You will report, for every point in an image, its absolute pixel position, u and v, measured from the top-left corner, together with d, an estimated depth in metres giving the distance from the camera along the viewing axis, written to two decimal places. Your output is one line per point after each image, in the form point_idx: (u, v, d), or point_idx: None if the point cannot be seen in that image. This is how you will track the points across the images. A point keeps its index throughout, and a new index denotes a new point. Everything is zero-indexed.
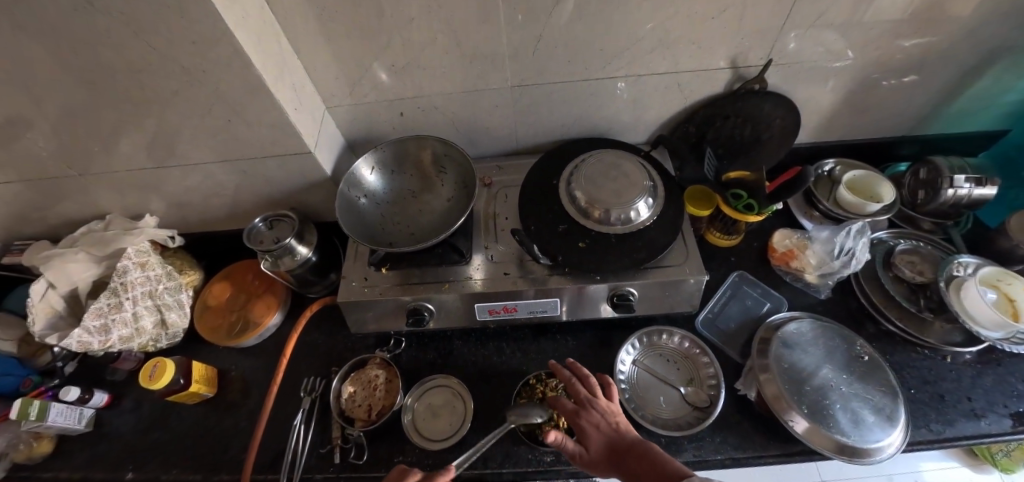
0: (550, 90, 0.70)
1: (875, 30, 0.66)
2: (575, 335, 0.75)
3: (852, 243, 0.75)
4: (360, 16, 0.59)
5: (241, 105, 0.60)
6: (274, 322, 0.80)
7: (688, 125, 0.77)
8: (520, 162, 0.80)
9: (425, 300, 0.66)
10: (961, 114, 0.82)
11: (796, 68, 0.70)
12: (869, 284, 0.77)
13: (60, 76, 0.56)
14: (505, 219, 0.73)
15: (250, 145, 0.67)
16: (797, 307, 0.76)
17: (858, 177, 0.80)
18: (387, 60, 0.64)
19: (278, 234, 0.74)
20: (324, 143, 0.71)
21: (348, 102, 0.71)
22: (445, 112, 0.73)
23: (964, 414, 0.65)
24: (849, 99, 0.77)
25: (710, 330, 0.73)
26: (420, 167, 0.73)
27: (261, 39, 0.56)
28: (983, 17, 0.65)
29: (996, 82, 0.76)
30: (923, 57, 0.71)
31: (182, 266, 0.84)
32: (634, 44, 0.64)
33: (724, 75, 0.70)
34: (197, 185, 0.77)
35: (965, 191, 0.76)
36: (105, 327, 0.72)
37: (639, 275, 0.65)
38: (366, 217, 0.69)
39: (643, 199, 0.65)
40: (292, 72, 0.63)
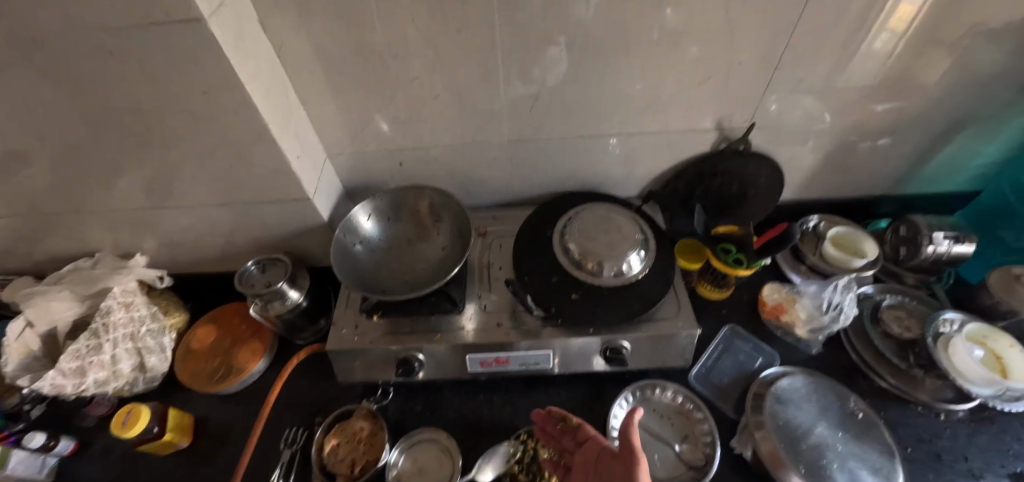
0: (545, 144, 0.73)
1: (849, 97, 0.70)
2: (567, 388, 0.73)
3: (839, 298, 0.77)
4: (366, 72, 0.62)
5: (245, 151, 0.61)
6: (258, 368, 0.78)
7: (677, 181, 0.80)
8: (515, 213, 0.82)
9: (415, 349, 0.65)
10: (933, 176, 0.86)
11: (778, 131, 0.74)
12: (858, 339, 0.77)
13: (68, 118, 0.58)
14: (498, 269, 0.74)
15: (249, 189, 0.68)
16: (789, 361, 0.76)
17: (841, 233, 0.82)
18: (390, 113, 0.67)
19: (270, 279, 0.73)
20: (323, 190, 0.72)
21: (350, 152, 0.73)
22: (443, 163, 0.75)
23: (964, 476, 0.63)
24: (829, 159, 0.81)
25: (703, 385, 0.72)
26: (416, 216, 0.74)
27: (270, 92, 0.58)
28: (948, 88, 0.70)
29: (964, 148, 0.80)
30: (895, 123, 0.75)
31: (167, 307, 0.82)
32: (625, 104, 0.68)
33: (711, 135, 0.74)
34: (192, 227, 0.77)
35: (945, 248, 0.79)
36: (82, 370, 0.70)
37: (632, 328, 0.65)
38: (360, 263, 0.69)
39: (634, 252, 0.67)
40: (297, 122, 0.65)
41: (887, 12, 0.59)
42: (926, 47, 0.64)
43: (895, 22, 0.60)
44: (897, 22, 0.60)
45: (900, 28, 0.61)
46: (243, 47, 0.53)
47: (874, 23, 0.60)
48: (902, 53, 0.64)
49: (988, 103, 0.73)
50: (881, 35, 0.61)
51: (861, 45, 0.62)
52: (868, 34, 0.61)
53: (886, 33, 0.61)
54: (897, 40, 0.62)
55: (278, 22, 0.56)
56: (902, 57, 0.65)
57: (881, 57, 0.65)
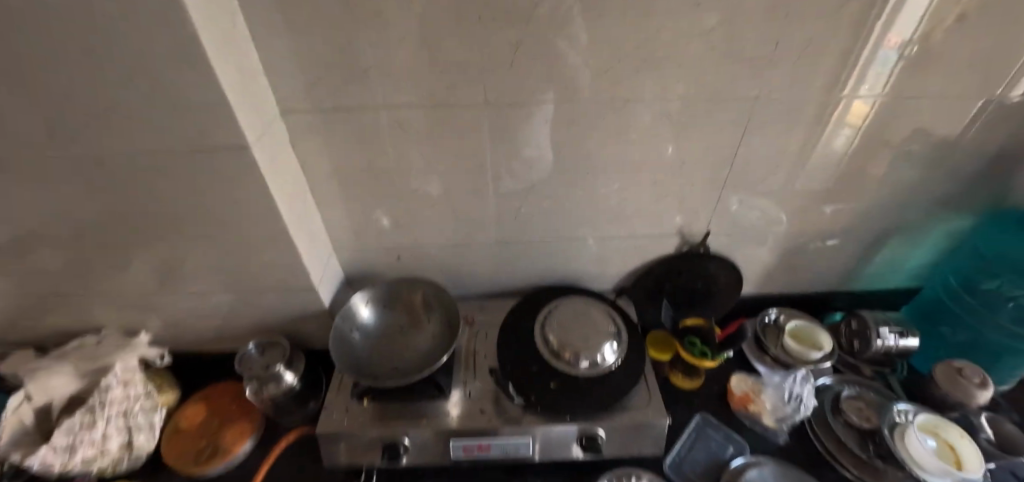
0: (529, 243, 0.82)
1: (792, 206, 0.82)
2: (545, 477, 0.75)
3: (799, 389, 0.82)
4: (376, 182, 0.72)
5: (262, 246, 0.69)
6: (245, 449, 0.80)
7: (647, 278, 0.89)
8: (501, 304, 0.89)
9: (401, 434, 0.69)
10: (875, 276, 0.96)
11: (733, 235, 0.85)
12: (822, 431, 0.82)
13: (110, 213, 0.66)
14: (483, 356, 0.80)
15: (260, 278, 0.75)
16: (758, 451, 0.79)
17: (799, 327, 0.90)
18: (393, 214, 0.77)
19: (268, 361, 0.78)
20: (327, 279, 0.80)
21: (353, 246, 0.81)
22: (437, 256, 0.84)
23: None
24: (781, 259, 0.92)
25: (678, 474, 0.75)
26: (410, 305, 0.81)
27: (293, 199, 0.68)
28: (875, 199, 0.82)
29: (897, 252, 0.92)
30: (834, 229, 0.87)
31: (161, 384, 0.86)
32: (599, 210, 0.78)
33: (674, 238, 0.84)
34: (199, 308, 0.82)
35: (892, 341, 0.87)
36: (72, 447, 0.72)
37: (606, 417, 0.70)
38: (355, 349, 0.75)
39: (608, 343, 0.74)
40: (311, 221, 0.74)
41: (841, 111, 0.68)
42: (874, 146, 0.74)
43: (851, 119, 0.69)
44: (853, 119, 0.69)
45: (856, 125, 0.70)
46: (277, 164, 0.63)
47: (830, 121, 0.69)
48: (855, 149, 0.74)
49: (910, 214, 0.85)
50: (842, 130, 0.71)
51: (819, 141, 0.72)
52: (826, 131, 0.70)
53: (844, 129, 0.71)
54: (853, 138, 0.72)
55: (307, 143, 0.67)
56: (857, 156, 0.75)
57: (838, 154, 0.74)
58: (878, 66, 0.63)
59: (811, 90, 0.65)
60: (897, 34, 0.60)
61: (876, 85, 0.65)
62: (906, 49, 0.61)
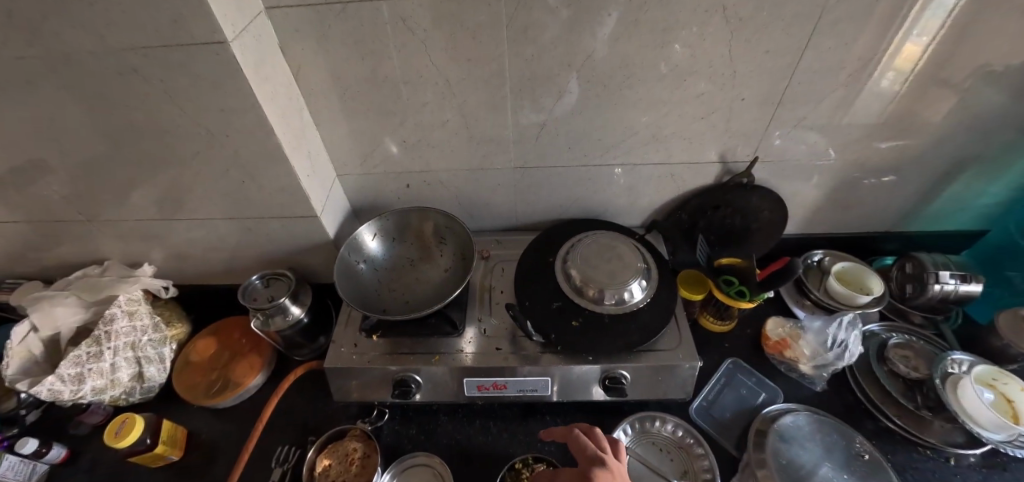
0: (551, 172, 0.74)
1: (854, 134, 0.71)
2: (565, 416, 0.72)
3: (844, 335, 0.75)
4: (379, 98, 0.64)
5: (257, 169, 0.63)
6: (256, 383, 0.78)
7: (680, 212, 0.80)
8: (519, 239, 0.82)
9: (413, 371, 0.65)
10: (937, 215, 0.86)
11: (781, 166, 0.75)
12: (865, 380, 0.75)
13: (89, 131, 0.60)
14: (500, 292, 0.74)
15: (258, 205, 0.69)
16: (792, 399, 0.74)
17: (847, 268, 0.82)
18: (400, 136, 0.69)
19: (273, 292, 0.74)
20: (331, 209, 0.74)
21: (358, 173, 0.74)
22: (449, 186, 0.76)
23: None
24: (832, 195, 0.82)
25: (704, 419, 0.71)
26: (420, 237, 0.75)
27: (286, 113, 0.60)
28: (948, 132, 0.71)
29: (967, 187, 0.80)
30: (898, 161, 0.76)
31: (169, 317, 0.83)
32: (629, 137, 0.69)
33: (714, 168, 0.75)
34: (201, 239, 0.78)
35: (952, 286, 0.78)
36: (81, 377, 0.70)
37: (632, 358, 0.65)
38: (364, 283, 0.70)
39: (637, 280, 0.67)
40: (309, 141, 0.66)
41: (890, 53, 0.60)
42: (931, 86, 0.64)
43: (900, 62, 0.61)
44: (903, 61, 0.61)
45: (906, 67, 0.62)
46: (264, 69, 0.55)
47: (883, 56, 0.60)
48: (909, 90, 0.65)
49: (992, 144, 0.73)
50: (888, 74, 0.62)
51: (867, 82, 0.63)
52: (875, 70, 0.62)
53: (890, 74, 0.62)
54: (905, 78, 0.63)
55: (298, 48, 0.58)
56: (907, 97, 0.66)
57: (888, 96, 0.65)
58: (932, 12, 0.55)
59: (867, 9, 0.55)
60: None
61: (937, 17, 0.56)
62: None
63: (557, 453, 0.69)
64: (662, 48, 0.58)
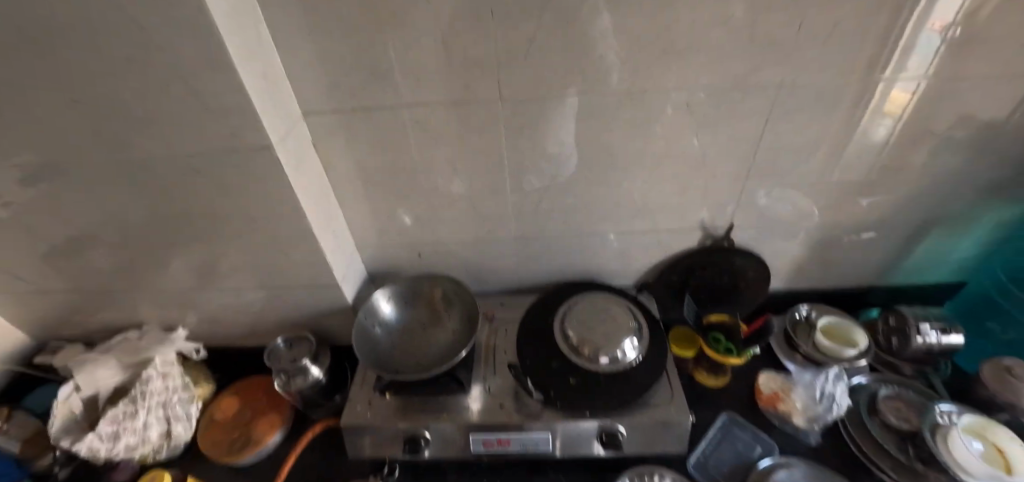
0: (549, 240, 0.82)
1: (823, 197, 0.78)
2: (567, 472, 0.75)
3: (832, 388, 0.80)
4: (396, 181, 0.73)
5: (287, 243, 0.71)
6: (274, 440, 0.82)
7: (670, 273, 0.86)
8: (520, 301, 0.89)
9: (422, 427, 0.70)
10: (915, 269, 0.91)
11: (758, 229, 0.83)
12: (858, 432, 0.78)
13: (146, 213, 0.69)
14: (503, 352, 0.80)
15: (286, 274, 0.77)
16: (788, 452, 0.76)
17: (833, 323, 0.86)
18: (413, 212, 0.78)
19: (295, 354, 0.80)
20: (350, 277, 0.81)
21: (375, 243, 0.83)
22: (457, 254, 0.84)
23: None
24: (811, 253, 0.88)
25: (702, 473, 0.73)
26: (430, 302, 0.81)
27: (316, 198, 0.69)
28: (908, 193, 0.79)
29: (937, 244, 0.86)
30: (868, 220, 0.83)
31: (197, 378, 0.89)
32: (618, 207, 0.77)
33: (697, 233, 0.81)
34: (232, 305, 0.86)
35: (934, 338, 0.82)
36: (116, 434, 0.76)
37: (627, 413, 0.69)
38: (379, 345, 0.75)
39: (628, 339, 0.73)
40: (334, 219, 0.75)
41: (879, 99, 0.65)
42: (904, 140, 0.71)
43: (891, 107, 0.66)
44: (892, 106, 0.66)
45: (897, 113, 0.67)
46: (301, 163, 0.65)
47: (867, 111, 0.66)
48: (895, 139, 0.71)
49: (952, 205, 0.80)
50: (882, 120, 0.68)
51: (856, 132, 0.69)
52: (861, 122, 0.68)
53: (885, 120, 0.68)
54: (895, 126, 0.69)
55: (329, 143, 0.68)
56: (889, 148, 0.72)
57: (879, 143, 0.71)
58: (920, 53, 0.60)
59: (818, 96, 0.64)
60: (941, 17, 0.57)
61: (916, 73, 0.62)
62: (949, 32, 0.58)
63: None
64: (645, 133, 0.67)
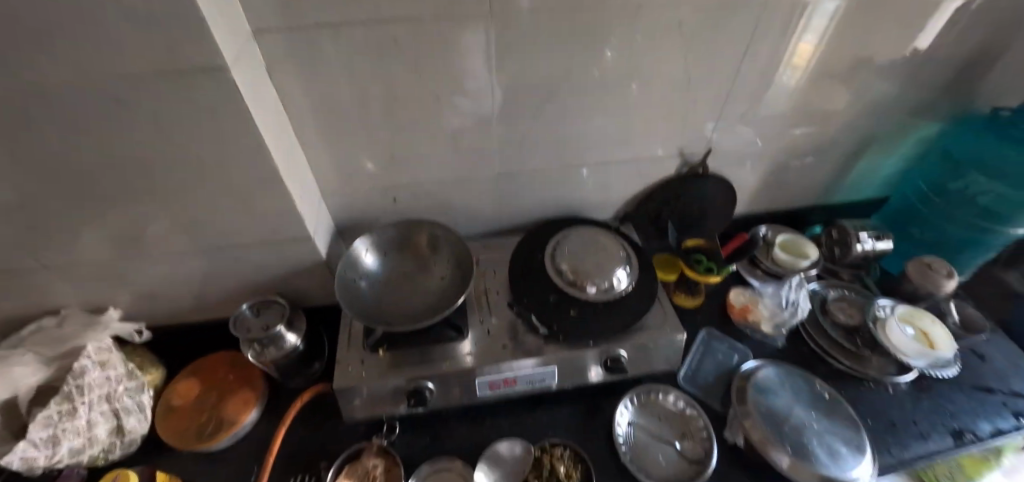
0: (532, 176, 0.79)
1: (784, 122, 0.83)
2: (569, 402, 0.77)
3: (795, 295, 0.89)
4: (364, 114, 0.65)
5: (249, 195, 0.61)
6: (251, 418, 0.75)
7: (648, 203, 0.88)
8: (503, 241, 0.86)
9: (425, 379, 0.67)
10: (853, 186, 1.01)
11: (727, 155, 0.86)
12: (814, 330, 0.87)
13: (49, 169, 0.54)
14: (496, 293, 0.78)
15: (244, 231, 0.67)
16: (761, 356, 0.84)
17: (786, 239, 0.95)
18: (387, 153, 0.71)
19: (266, 321, 0.72)
20: (321, 229, 0.73)
21: (344, 190, 0.75)
22: (436, 197, 0.79)
23: (914, 437, 0.76)
24: (770, 176, 0.94)
25: (691, 384, 0.79)
26: (413, 249, 0.75)
27: (278, 138, 0.59)
28: (852, 115, 0.85)
29: (871, 162, 0.96)
30: (819, 143, 0.89)
31: (143, 364, 0.77)
32: (603, 138, 0.75)
33: (674, 161, 0.83)
34: (175, 276, 0.73)
35: (869, 245, 0.93)
36: (55, 439, 0.63)
37: (627, 338, 0.71)
38: (364, 299, 0.69)
39: (621, 268, 0.74)
40: (297, 165, 0.66)
41: (790, 51, 0.70)
42: (851, 67, 0.76)
43: (797, 59, 0.72)
44: (797, 59, 0.72)
45: (801, 65, 0.73)
46: (257, 93, 0.55)
47: (782, 61, 0.71)
48: (840, 70, 0.76)
49: (885, 125, 0.89)
50: (787, 72, 0.74)
51: (771, 84, 0.75)
52: (776, 74, 0.73)
53: (789, 71, 0.74)
54: (799, 76, 0.75)
55: (286, 71, 0.58)
56: (836, 78, 0.77)
57: (827, 74, 0.76)
58: (819, 8, 0.65)
59: (794, 15, 0.65)
60: None
61: (823, 18, 0.67)
62: None
63: (568, 435, 0.73)
64: (636, 57, 0.65)
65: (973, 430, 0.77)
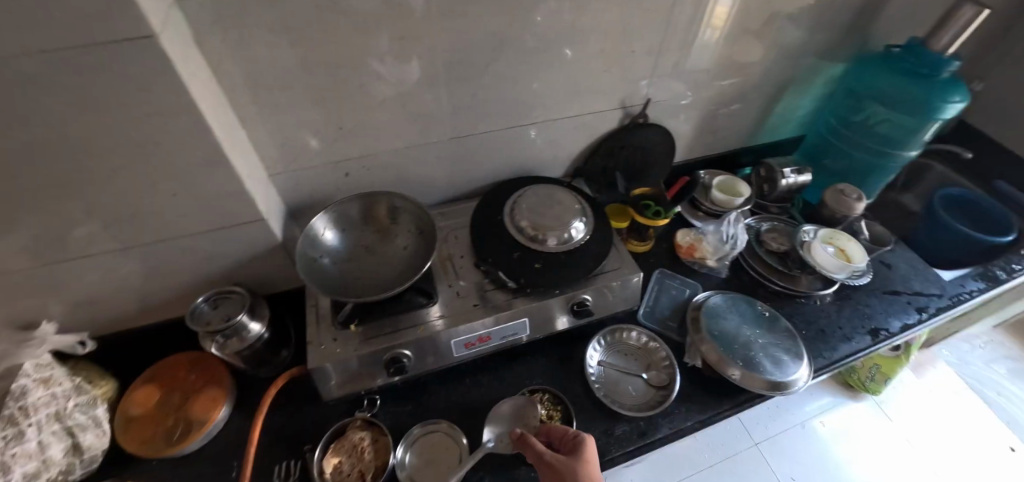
0: (484, 138, 0.80)
1: (713, 71, 0.89)
2: (542, 351, 0.81)
3: (733, 229, 0.96)
4: (307, 85, 0.63)
5: (193, 179, 0.58)
6: (223, 415, 0.73)
7: (596, 156, 0.92)
8: (461, 207, 0.87)
9: (402, 346, 0.68)
10: (775, 127, 1.10)
11: (665, 105, 0.91)
12: (753, 259, 0.96)
13: None
14: (460, 257, 0.79)
15: (190, 220, 0.63)
16: (709, 287, 0.93)
17: (723, 181, 1.03)
18: (334, 124, 0.69)
19: (226, 313, 0.69)
20: (272, 211, 0.70)
21: (292, 169, 0.72)
22: (389, 168, 0.78)
23: (842, 339, 0.87)
24: (704, 123, 1.01)
25: (651, 320, 0.86)
26: (374, 223, 0.74)
27: (217, 114, 0.56)
28: (771, 60, 0.93)
29: (790, 103, 1.05)
30: (745, 88, 0.96)
31: (92, 377, 0.72)
32: (549, 95, 0.77)
33: (617, 113, 0.87)
34: (116, 279, 0.68)
35: (793, 179, 1.03)
36: (4, 467, 0.58)
37: (589, 283, 0.76)
38: (329, 276, 0.68)
39: (577, 219, 0.79)
40: (241, 145, 0.63)
41: (708, 14, 0.77)
42: (767, 14, 0.83)
43: (715, 20, 0.79)
44: (716, 20, 0.79)
45: (719, 25, 0.80)
46: (190, 66, 0.51)
47: (700, 22, 0.78)
48: (758, 17, 0.82)
49: (799, 68, 0.97)
50: (709, 31, 0.80)
51: (696, 38, 0.80)
52: (698, 30, 0.79)
53: (709, 30, 0.80)
54: (718, 35, 0.81)
55: (216, 42, 0.55)
56: (755, 25, 0.84)
57: (747, 22, 0.82)
58: None
59: None
60: None
61: None
62: None
63: (544, 382, 0.77)
64: (579, 11, 0.67)
65: (886, 328, 0.89)
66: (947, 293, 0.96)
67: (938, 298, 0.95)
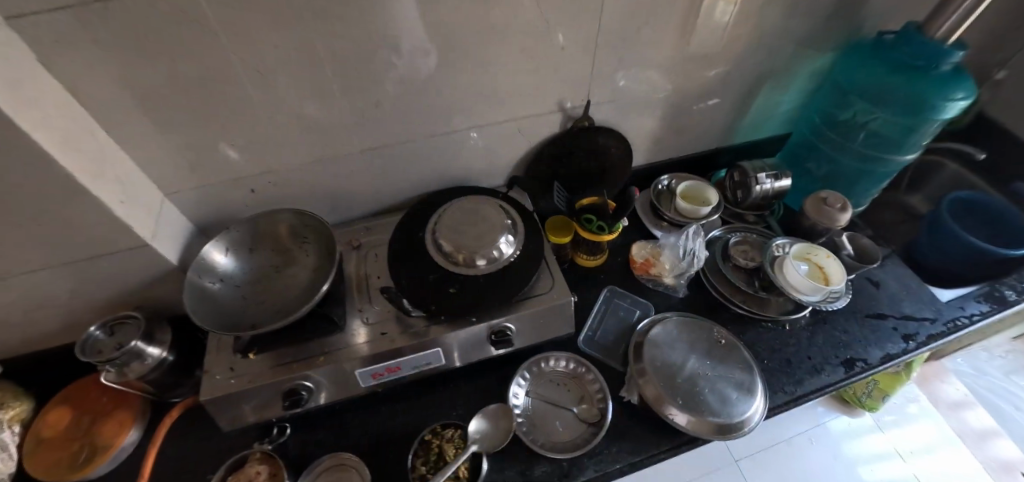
0: (402, 148, 0.73)
1: (670, 67, 0.78)
2: (467, 378, 0.76)
3: (692, 244, 0.86)
4: (184, 100, 0.57)
5: (53, 208, 0.53)
6: (131, 438, 0.70)
7: (538, 163, 0.84)
8: (386, 220, 0.81)
9: (302, 378, 0.64)
10: (754, 125, 0.99)
11: (616, 105, 0.81)
12: (715, 277, 0.88)
13: None
14: (377, 277, 0.74)
15: (67, 247, 0.59)
16: (663, 308, 0.84)
17: (689, 187, 0.93)
18: (226, 139, 0.63)
19: (122, 339, 0.66)
20: (165, 233, 0.65)
21: (189, 186, 0.67)
22: (299, 182, 0.72)
23: (809, 371, 0.78)
24: (668, 123, 0.90)
25: (591, 346, 0.79)
26: (279, 242, 0.70)
27: (71, 139, 0.51)
28: (742, 53, 0.82)
29: (768, 98, 0.93)
30: (713, 84, 0.86)
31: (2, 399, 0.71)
32: (471, 99, 0.69)
33: (556, 117, 0.78)
34: (11, 306, 0.65)
35: (768, 185, 0.92)
36: None
37: (512, 310, 0.69)
38: (224, 302, 0.64)
39: (504, 236, 0.71)
40: (115, 167, 0.58)
41: None
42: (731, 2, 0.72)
43: None
44: None
45: None
46: (23, 91, 0.46)
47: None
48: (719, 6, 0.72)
49: (776, 60, 0.86)
50: (721, 4, 0.71)
51: (700, 12, 0.71)
52: (703, 5, 0.70)
53: (723, 4, 0.71)
54: (732, 9, 0.73)
55: (64, 60, 0.49)
56: (717, 15, 0.73)
57: (706, 11, 0.71)
58: None
59: None
60: None
61: None
62: None
63: (466, 413, 0.72)
64: (490, 6, 0.59)
65: (864, 358, 0.79)
66: (942, 318, 0.85)
67: (931, 323, 0.84)
